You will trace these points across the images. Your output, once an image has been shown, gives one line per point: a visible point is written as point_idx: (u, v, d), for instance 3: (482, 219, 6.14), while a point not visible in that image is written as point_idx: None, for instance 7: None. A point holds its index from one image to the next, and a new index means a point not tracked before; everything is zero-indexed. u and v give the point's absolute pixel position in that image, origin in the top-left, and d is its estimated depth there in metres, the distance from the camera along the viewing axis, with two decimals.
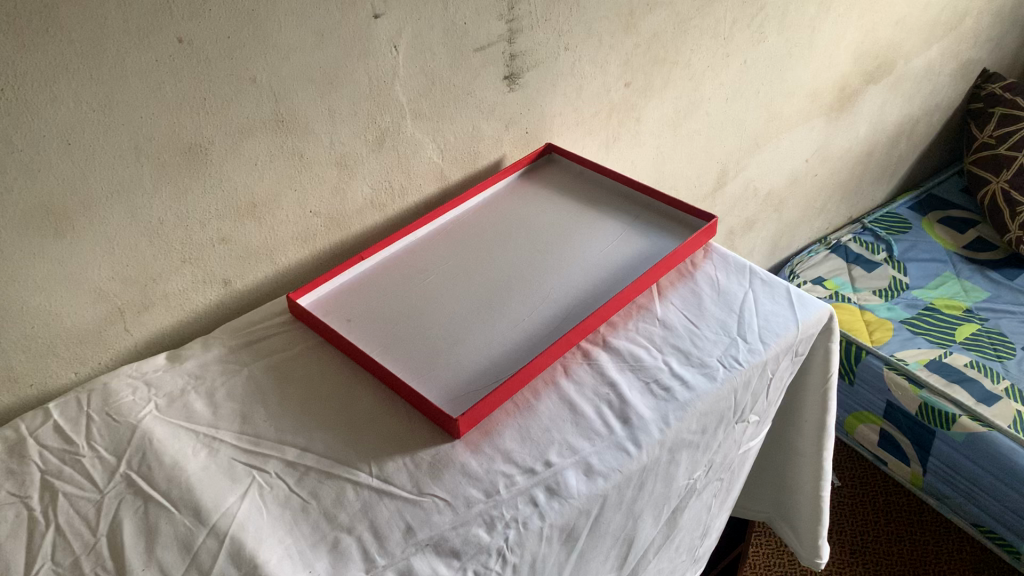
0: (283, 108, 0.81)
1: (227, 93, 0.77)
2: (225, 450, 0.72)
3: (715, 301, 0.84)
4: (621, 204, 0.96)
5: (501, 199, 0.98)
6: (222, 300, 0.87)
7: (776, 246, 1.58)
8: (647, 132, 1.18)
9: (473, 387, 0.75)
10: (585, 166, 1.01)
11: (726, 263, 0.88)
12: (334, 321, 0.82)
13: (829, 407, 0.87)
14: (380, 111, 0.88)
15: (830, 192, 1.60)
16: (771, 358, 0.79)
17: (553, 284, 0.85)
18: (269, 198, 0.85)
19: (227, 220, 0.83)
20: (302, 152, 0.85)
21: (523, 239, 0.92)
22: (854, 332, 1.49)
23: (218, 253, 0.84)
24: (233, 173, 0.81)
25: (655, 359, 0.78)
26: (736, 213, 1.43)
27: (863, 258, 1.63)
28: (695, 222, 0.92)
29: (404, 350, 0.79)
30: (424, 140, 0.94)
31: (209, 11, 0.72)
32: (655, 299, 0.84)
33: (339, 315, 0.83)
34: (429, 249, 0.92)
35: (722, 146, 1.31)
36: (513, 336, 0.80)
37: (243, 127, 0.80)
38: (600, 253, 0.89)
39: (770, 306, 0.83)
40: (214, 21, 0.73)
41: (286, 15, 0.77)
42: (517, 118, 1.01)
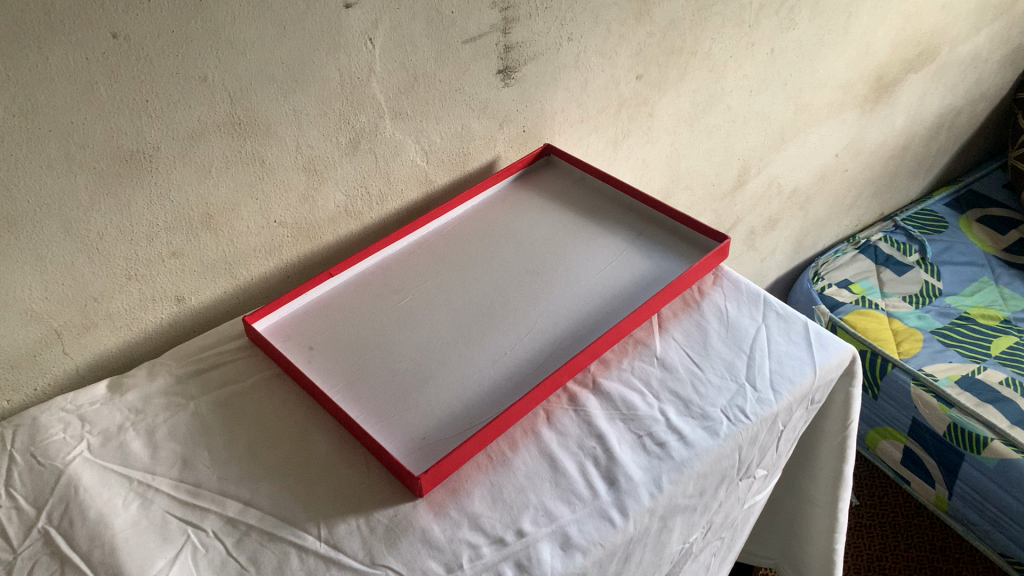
0: (240, 109, 0.72)
1: (173, 94, 0.68)
2: (159, 501, 0.64)
3: (722, 337, 0.74)
4: (623, 217, 0.86)
5: (491, 208, 0.89)
6: (175, 319, 0.79)
7: (800, 246, 1.47)
8: (661, 127, 1.08)
9: (441, 435, 0.66)
10: (587, 171, 0.92)
11: (738, 291, 0.79)
12: (294, 348, 0.74)
13: (848, 456, 0.78)
14: (355, 110, 0.79)
15: (861, 187, 1.49)
16: (782, 409, 0.70)
17: (541, 311, 0.76)
18: (226, 209, 0.76)
19: (178, 233, 0.75)
20: (264, 158, 0.76)
21: (512, 255, 0.82)
22: (880, 342, 1.38)
23: (169, 269, 0.76)
24: (183, 181, 0.72)
25: (650, 407, 0.69)
26: (758, 212, 1.33)
27: (894, 260, 1.52)
28: (704, 241, 0.82)
29: (368, 387, 0.70)
30: (406, 141, 0.84)
31: (148, 2, 0.63)
32: (655, 333, 0.75)
33: (300, 341, 0.74)
34: (407, 264, 0.83)
35: (744, 142, 1.20)
36: (492, 374, 0.71)
37: (194, 131, 0.71)
38: (596, 275, 0.80)
39: (785, 346, 0.73)
40: (155, 13, 0.64)
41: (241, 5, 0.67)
42: (512, 116, 0.91)
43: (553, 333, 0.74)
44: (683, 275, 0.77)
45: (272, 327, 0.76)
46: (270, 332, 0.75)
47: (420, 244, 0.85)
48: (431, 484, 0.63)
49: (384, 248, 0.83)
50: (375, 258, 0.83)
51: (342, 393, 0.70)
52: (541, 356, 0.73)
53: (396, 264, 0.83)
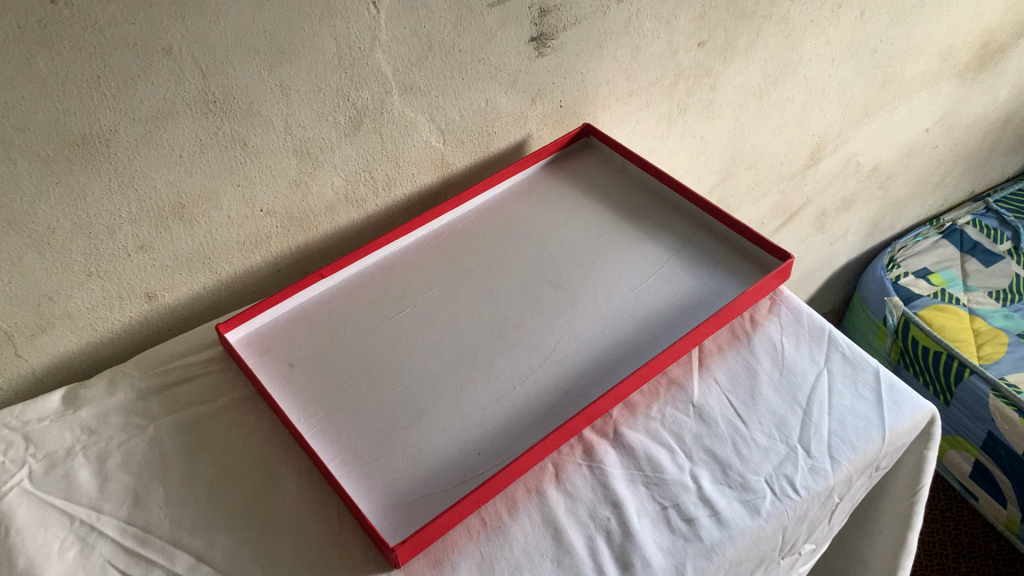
0: (214, 85, 0.61)
1: (131, 69, 0.57)
2: (101, 548, 0.55)
3: (774, 384, 0.62)
4: (668, 220, 0.73)
5: (515, 198, 0.77)
6: (147, 317, 0.70)
7: (876, 227, 1.32)
8: (724, 101, 0.93)
9: (427, 489, 0.56)
10: (630, 160, 0.79)
11: (798, 322, 0.66)
12: (272, 366, 0.64)
13: (914, 525, 0.66)
14: (355, 85, 0.67)
15: (951, 165, 1.32)
16: (840, 482, 0.58)
17: (560, 335, 0.65)
18: (202, 198, 0.66)
19: (147, 223, 0.65)
20: (246, 140, 0.65)
21: (533, 262, 0.71)
22: (958, 343, 1.22)
23: (136, 264, 0.66)
24: (148, 167, 0.62)
25: (680, 470, 0.58)
26: (831, 192, 1.18)
27: (981, 248, 1.35)
28: (760, 256, 0.69)
29: (350, 421, 0.60)
30: (418, 119, 0.72)
31: None
32: (694, 373, 0.63)
33: (280, 357, 0.65)
34: (413, 265, 0.72)
35: (821, 116, 1.05)
36: (495, 414, 0.61)
37: (159, 111, 0.60)
38: (629, 293, 0.68)
39: (850, 400, 0.61)
40: None
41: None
42: (547, 89, 0.78)
43: (572, 364, 0.63)
44: (732, 301, 0.64)
45: (250, 337, 0.66)
46: (246, 343, 0.66)
47: (430, 240, 0.74)
48: (412, 556, 0.53)
49: (387, 244, 0.72)
50: (376, 255, 0.72)
51: (320, 427, 0.60)
52: (556, 394, 0.61)
53: (400, 265, 0.72)
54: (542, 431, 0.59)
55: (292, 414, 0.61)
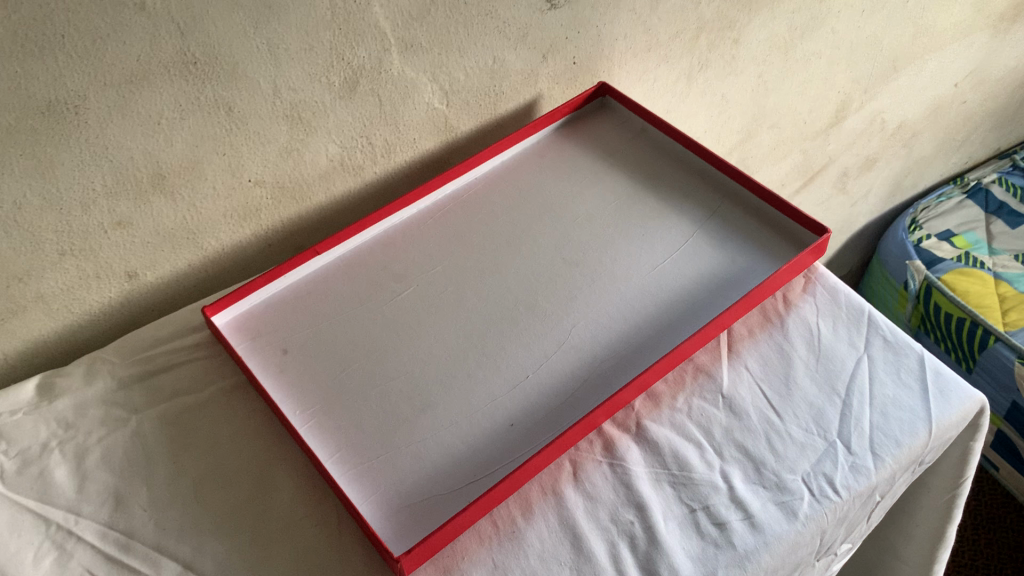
0: (194, 44, 0.54)
1: (99, 27, 0.50)
2: (79, 556, 0.51)
3: (811, 371, 0.57)
4: (692, 190, 0.68)
5: (525, 165, 0.72)
6: (129, 298, 0.64)
7: (898, 187, 1.26)
8: (747, 57, 0.86)
9: (433, 490, 0.51)
10: (650, 122, 0.74)
11: (834, 303, 0.61)
12: (264, 352, 0.59)
13: (953, 518, 0.62)
14: (351, 42, 0.61)
15: (978, 121, 1.26)
16: (882, 480, 0.53)
17: (577, 317, 0.60)
18: (185, 168, 0.60)
19: (124, 197, 0.59)
20: (231, 104, 0.59)
21: (546, 236, 0.66)
22: (982, 310, 1.17)
23: (114, 242, 0.61)
24: (122, 135, 0.56)
25: (709, 468, 0.53)
26: (854, 151, 1.12)
27: (1007, 208, 1.29)
28: (792, 229, 0.64)
29: (350, 415, 0.56)
30: (419, 79, 0.66)
31: None
32: (722, 359, 0.58)
33: (273, 342, 0.60)
34: (415, 240, 0.66)
35: (848, 72, 0.98)
36: (507, 406, 0.56)
37: (133, 74, 0.54)
38: (651, 270, 0.62)
39: (893, 390, 0.56)
40: None
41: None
42: (559, 45, 0.72)
43: (591, 350, 0.58)
44: (765, 280, 0.59)
45: (239, 320, 0.61)
46: (236, 328, 0.61)
47: (434, 212, 0.68)
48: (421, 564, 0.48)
49: (388, 217, 0.67)
50: (375, 229, 0.67)
51: (317, 420, 0.55)
52: (573, 383, 0.56)
53: (401, 240, 0.67)
54: (560, 426, 0.54)
55: (286, 406, 0.56)
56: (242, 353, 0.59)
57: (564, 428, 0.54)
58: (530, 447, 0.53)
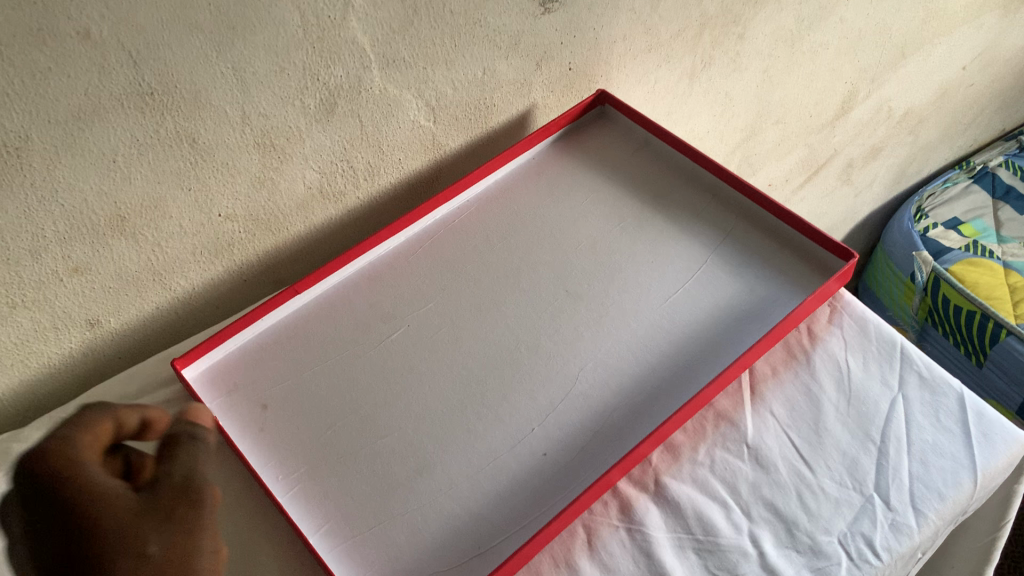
0: (150, 74, 0.48)
1: (38, 62, 0.44)
2: None
3: (842, 415, 0.52)
4: (702, 209, 0.64)
5: (522, 183, 0.66)
6: (92, 347, 0.59)
7: (902, 174, 1.22)
8: (753, 52, 0.81)
9: (434, 565, 0.45)
10: (653, 133, 0.69)
11: (863, 336, 0.56)
12: (242, 407, 0.54)
13: (992, 560, 0.57)
14: (327, 61, 0.55)
15: (985, 104, 1.21)
16: (925, 538, 0.48)
17: (585, 359, 0.54)
18: (147, 206, 0.54)
19: (80, 242, 0.53)
20: (195, 135, 0.53)
21: (547, 264, 0.60)
22: (993, 303, 1.12)
23: (71, 290, 0.54)
24: (74, 177, 0.49)
25: (737, 530, 0.48)
26: (859, 142, 1.07)
27: (1015, 193, 1.25)
28: (815, 252, 0.59)
29: (336, 479, 0.50)
30: (403, 95, 0.60)
31: None
32: (746, 404, 0.54)
33: (251, 395, 0.54)
34: (405, 273, 0.61)
35: (856, 61, 0.93)
36: (511, 465, 0.50)
37: (82, 109, 0.47)
38: (663, 302, 0.57)
39: (933, 434, 0.52)
40: None
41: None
42: (555, 51, 0.66)
43: (603, 396, 0.52)
44: (790, 313, 0.54)
45: (212, 372, 0.56)
46: (210, 381, 0.55)
47: (423, 241, 0.63)
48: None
49: (373, 248, 0.61)
50: (362, 261, 0.61)
51: (300, 487, 0.49)
52: (584, 437, 0.51)
53: (389, 273, 0.61)
54: (571, 488, 0.48)
55: (264, 471, 0.50)
56: (215, 410, 0.53)
57: (577, 491, 0.48)
58: (540, 513, 0.47)
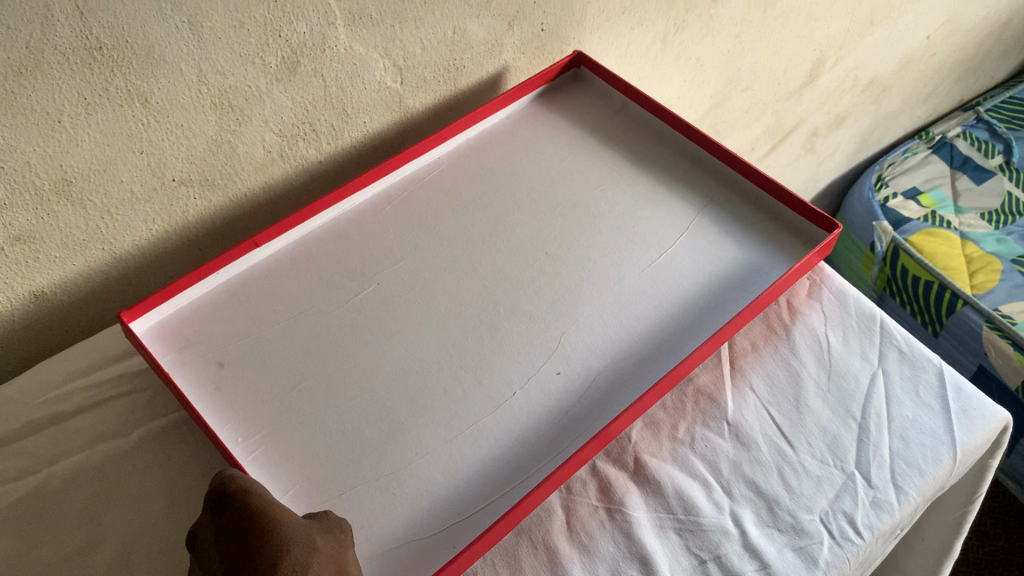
0: (98, 27, 0.44)
1: None
2: None
3: (822, 391, 0.52)
4: (682, 176, 0.62)
5: (495, 144, 0.64)
6: (37, 319, 0.55)
7: (863, 143, 1.22)
8: (726, 16, 0.79)
9: (411, 533, 0.43)
10: (630, 97, 0.67)
11: (844, 310, 0.56)
12: (195, 364, 0.50)
13: (963, 533, 0.57)
14: (289, 17, 0.51)
15: (945, 74, 1.21)
16: (905, 515, 0.48)
17: (567, 323, 0.52)
18: (96, 170, 0.50)
19: (24, 207, 0.49)
20: (148, 95, 0.49)
21: (523, 227, 0.58)
22: (950, 272, 1.14)
23: (12, 258, 0.51)
24: (15, 138, 0.46)
25: (718, 510, 0.47)
26: (825, 110, 1.06)
27: (972, 163, 1.27)
28: (799, 225, 0.58)
29: (302, 441, 0.47)
30: (369, 55, 0.57)
31: None
32: (726, 379, 0.53)
33: (206, 352, 0.51)
34: (371, 234, 0.58)
35: (826, 27, 0.92)
36: (490, 429, 0.47)
37: (23, 64, 0.43)
38: (646, 269, 0.55)
39: (912, 409, 0.51)
40: None
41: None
42: (527, 11, 0.63)
43: (587, 360, 0.51)
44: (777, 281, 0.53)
45: (164, 327, 0.52)
46: (161, 336, 0.52)
47: (390, 199, 0.60)
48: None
49: (338, 203, 0.58)
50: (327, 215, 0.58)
51: (263, 450, 0.46)
52: (566, 401, 0.49)
53: (355, 231, 0.58)
54: (551, 455, 0.46)
55: (222, 433, 0.47)
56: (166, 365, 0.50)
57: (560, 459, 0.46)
58: (519, 482, 0.45)
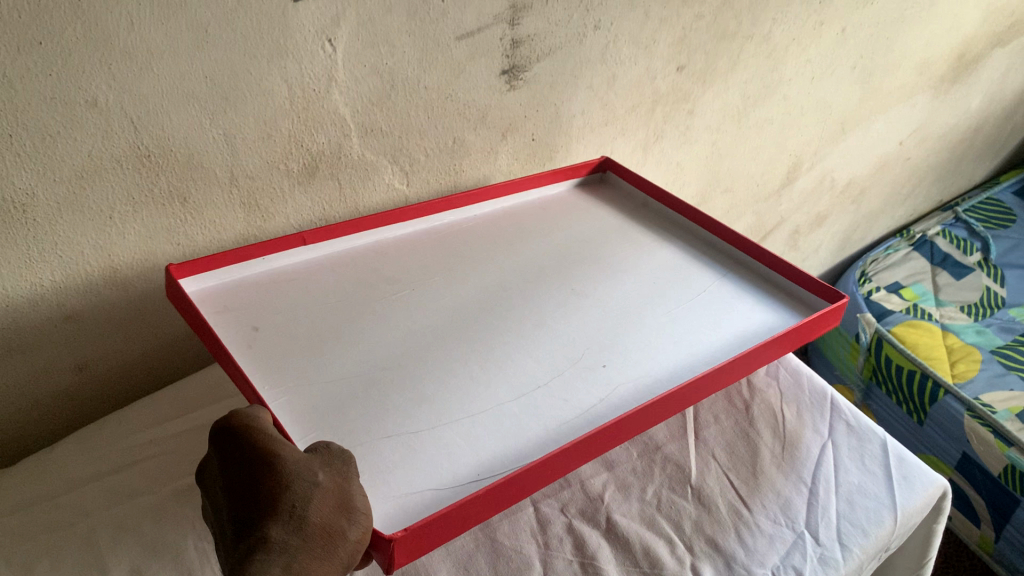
0: (148, 138, 0.51)
1: (47, 125, 0.46)
2: None
3: (777, 459, 0.58)
4: (702, 253, 0.64)
5: (524, 214, 0.68)
6: (80, 394, 0.60)
7: (846, 241, 1.30)
8: (702, 126, 0.87)
9: (427, 485, 0.39)
10: (649, 194, 0.71)
11: (800, 391, 0.63)
12: (230, 326, 0.49)
13: None
14: (311, 130, 0.58)
15: (920, 177, 1.30)
16: (850, 571, 0.52)
17: (593, 342, 0.51)
18: (137, 259, 0.56)
19: (76, 292, 0.55)
20: (186, 194, 0.55)
21: (551, 268, 0.60)
22: (931, 362, 1.19)
23: (64, 338, 0.56)
24: (74, 232, 0.52)
25: (680, 564, 0.51)
26: (805, 210, 1.14)
27: (952, 260, 1.35)
28: (800, 295, 0.58)
29: (327, 397, 0.44)
30: (380, 161, 0.64)
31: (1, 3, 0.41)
32: (690, 447, 0.59)
33: (243, 319, 0.50)
34: (405, 258, 0.60)
35: (799, 135, 1.01)
36: (516, 412, 0.45)
37: (84, 169, 0.50)
38: (665, 313, 0.55)
39: (857, 476, 0.57)
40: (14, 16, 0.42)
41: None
42: (519, 124, 0.71)
43: (614, 373, 0.49)
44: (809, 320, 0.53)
45: (202, 293, 0.52)
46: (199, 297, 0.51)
47: (426, 236, 0.63)
48: (410, 560, 0.36)
49: (380, 229, 0.61)
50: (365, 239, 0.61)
51: (288, 399, 0.44)
52: (590, 400, 0.46)
53: (391, 254, 0.60)
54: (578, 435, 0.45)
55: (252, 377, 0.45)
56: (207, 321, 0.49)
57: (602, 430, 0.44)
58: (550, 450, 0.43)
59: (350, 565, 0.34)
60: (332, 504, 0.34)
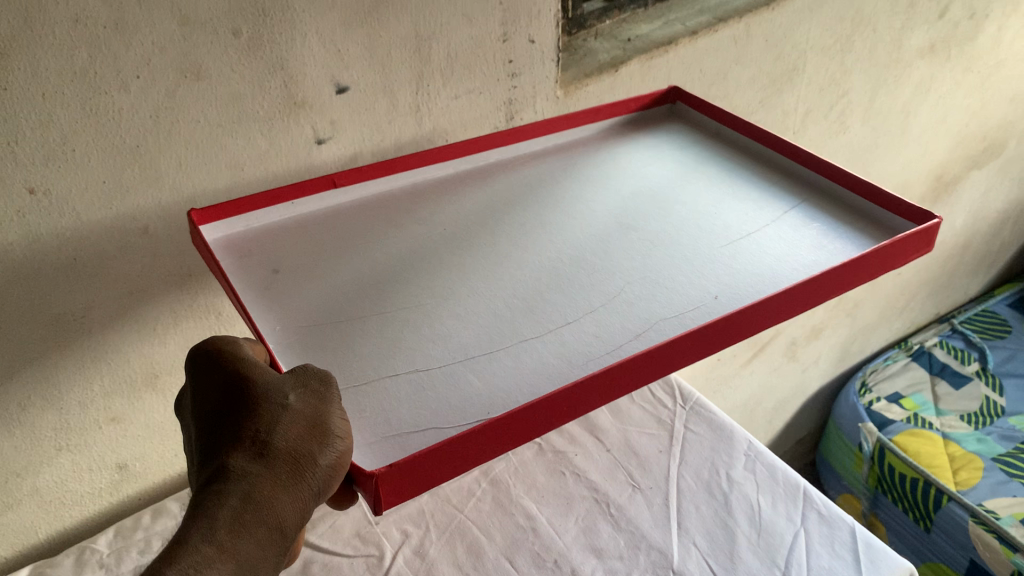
0: (190, 260, 0.58)
1: (106, 249, 0.54)
2: None
3: (753, 545, 0.63)
4: (772, 184, 0.62)
5: (573, 149, 0.69)
6: (116, 489, 0.67)
7: (846, 351, 1.35)
8: None
9: (430, 423, 0.39)
10: (722, 124, 0.69)
11: (775, 483, 0.69)
12: (252, 270, 0.52)
13: None
14: None
15: (914, 290, 1.36)
16: None
17: (630, 275, 0.51)
18: (176, 367, 0.63)
19: (119, 397, 0.61)
20: (221, 309, 0.62)
21: (599, 205, 0.60)
22: (935, 470, 1.22)
23: (106, 437, 0.63)
24: (122, 342, 0.59)
25: None
26: (801, 322, 1.20)
27: (950, 369, 1.40)
28: (889, 222, 0.55)
29: (336, 330, 0.46)
30: None
31: (73, 153, 0.49)
32: (673, 534, 0.63)
33: (265, 262, 0.53)
34: (443, 195, 0.62)
35: None
36: (540, 350, 0.45)
37: (135, 287, 0.57)
38: (724, 245, 0.54)
39: (826, 561, 0.62)
40: (83, 164, 0.50)
41: (191, 132, 0.53)
42: None
43: (649, 304, 0.48)
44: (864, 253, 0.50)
45: (226, 239, 0.55)
46: (224, 245, 0.54)
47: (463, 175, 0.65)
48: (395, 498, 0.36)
49: (418, 170, 0.63)
50: (407, 177, 0.63)
51: (297, 337, 0.46)
52: (623, 336, 0.46)
53: (430, 194, 0.62)
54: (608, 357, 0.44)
55: (266, 318, 0.47)
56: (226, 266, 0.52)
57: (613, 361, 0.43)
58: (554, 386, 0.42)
59: (325, 492, 0.37)
60: (298, 435, 0.36)
